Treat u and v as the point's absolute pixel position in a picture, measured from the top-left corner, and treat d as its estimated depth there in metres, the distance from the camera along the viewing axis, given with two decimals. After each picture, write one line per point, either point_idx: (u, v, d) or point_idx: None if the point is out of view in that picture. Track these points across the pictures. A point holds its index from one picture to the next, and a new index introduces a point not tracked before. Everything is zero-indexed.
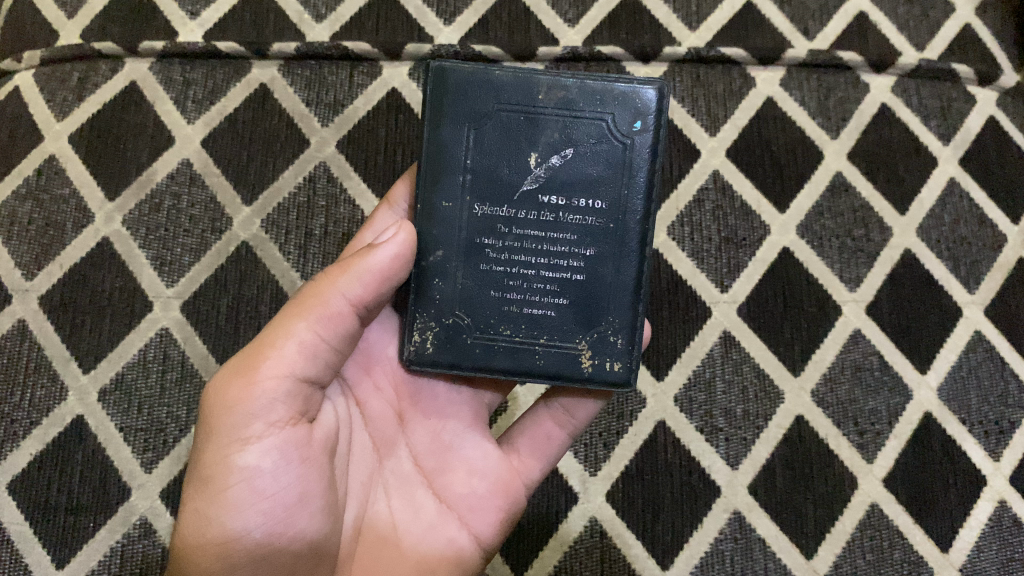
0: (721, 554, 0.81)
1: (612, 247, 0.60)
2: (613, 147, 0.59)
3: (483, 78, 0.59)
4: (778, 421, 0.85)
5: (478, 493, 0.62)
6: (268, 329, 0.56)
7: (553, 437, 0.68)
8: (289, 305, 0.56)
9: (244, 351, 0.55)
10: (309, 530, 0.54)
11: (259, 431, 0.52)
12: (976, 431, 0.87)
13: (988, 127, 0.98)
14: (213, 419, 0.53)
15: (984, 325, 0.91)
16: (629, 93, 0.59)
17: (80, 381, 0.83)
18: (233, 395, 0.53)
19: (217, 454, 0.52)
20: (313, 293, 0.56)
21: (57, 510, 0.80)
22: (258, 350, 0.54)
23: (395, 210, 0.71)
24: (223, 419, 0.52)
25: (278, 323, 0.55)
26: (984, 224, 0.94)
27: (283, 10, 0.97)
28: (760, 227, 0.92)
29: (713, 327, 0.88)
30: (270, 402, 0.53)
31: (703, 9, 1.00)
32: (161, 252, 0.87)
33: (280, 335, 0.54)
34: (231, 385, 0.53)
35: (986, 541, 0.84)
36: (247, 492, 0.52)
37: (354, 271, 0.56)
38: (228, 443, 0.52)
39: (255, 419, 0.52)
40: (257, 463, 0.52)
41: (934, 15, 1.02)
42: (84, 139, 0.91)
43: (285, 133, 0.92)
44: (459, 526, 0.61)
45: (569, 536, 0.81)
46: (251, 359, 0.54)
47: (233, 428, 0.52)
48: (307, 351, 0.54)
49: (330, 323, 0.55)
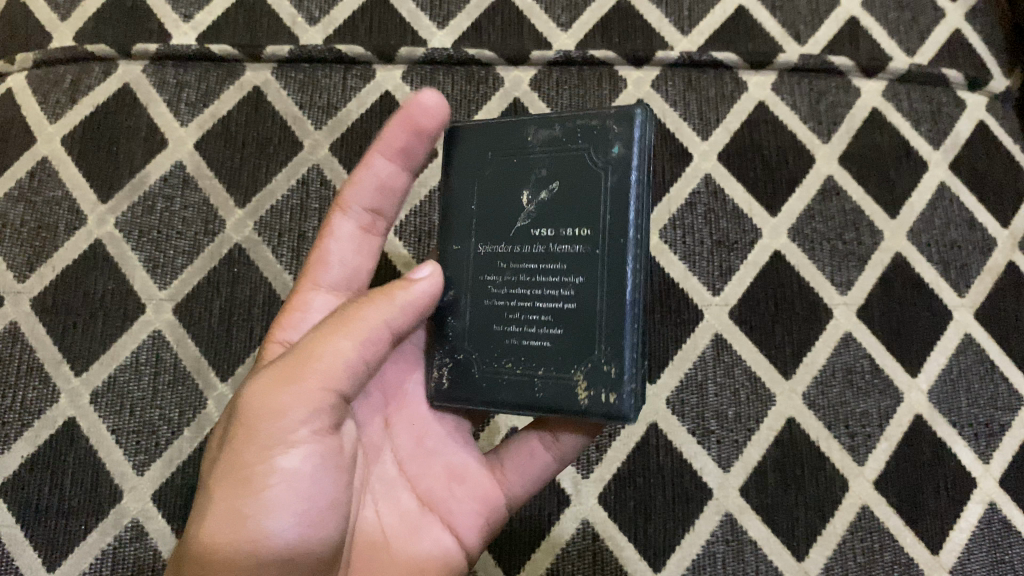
0: (713, 556, 0.81)
1: (602, 273, 0.57)
2: (597, 176, 0.58)
3: (484, 130, 0.63)
4: (769, 424, 0.86)
5: (466, 500, 0.64)
6: (306, 339, 0.55)
7: (537, 456, 0.67)
8: (330, 321, 0.55)
9: (281, 359, 0.54)
10: (328, 534, 0.55)
11: (299, 436, 0.52)
12: (966, 434, 0.88)
13: (977, 132, 0.98)
14: (253, 422, 0.52)
15: (974, 328, 0.91)
16: (611, 123, 0.58)
17: (72, 383, 0.83)
18: (280, 401, 0.52)
19: (257, 456, 0.51)
20: (357, 313, 0.55)
21: (49, 513, 0.80)
22: (300, 359, 0.53)
23: (350, 215, 0.69)
24: (267, 424, 0.51)
25: (321, 335, 0.54)
26: (975, 228, 0.95)
27: (276, 14, 0.97)
28: (752, 231, 0.92)
29: (704, 330, 0.88)
30: (313, 412, 0.52)
31: (695, 14, 1.01)
32: (154, 255, 0.87)
33: (327, 350, 0.53)
34: (274, 392, 0.52)
35: (975, 543, 0.84)
36: (283, 497, 0.51)
37: (397, 300, 0.56)
38: (268, 447, 0.51)
39: (299, 428, 0.52)
40: (293, 469, 0.52)
41: (923, 20, 1.03)
42: (77, 141, 0.91)
43: (279, 135, 0.92)
44: (447, 532, 0.62)
45: (561, 539, 0.81)
46: (298, 368, 0.52)
47: (276, 435, 0.51)
48: (351, 369, 0.54)
49: (374, 346, 0.55)
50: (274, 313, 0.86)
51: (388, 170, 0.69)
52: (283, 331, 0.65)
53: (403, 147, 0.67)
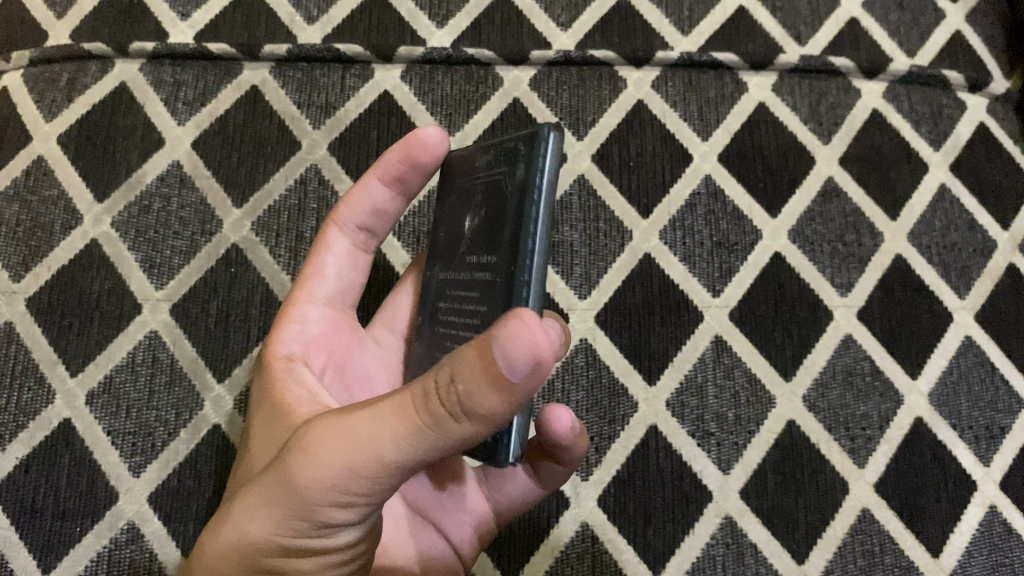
0: (712, 559, 0.81)
1: (500, 300, 0.51)
2: (507, 198, 0.53)
3: (450, 163, 0.65)
4: (768, 426, 0.85)
5: (458, 511, 0.66)
6: (393, 405, 0.44)
7: (517, 481, 0.67)
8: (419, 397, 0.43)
9: (360, 423, 0.44)
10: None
11: (359, 515, 0.46)
12: (966, 436, 0.87)
13: (977, 133, 0.98)
14: (311, 497, 0.45)
15: (974, 330, 0.91)
16: (525, 143, 0.53)
17: (68, 384, 0.82)
18: (345, 481, 0.44)
19: (309, 527, 0.46)
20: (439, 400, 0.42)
21: (43, 515, 0.79)
22: (374, 439, 0.43)
23: (345, 232, 0.68)
24: (326, 500, 0.45)
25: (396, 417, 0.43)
26: (975, 230, 0.95)
27: (275, 13, 0.97)
28: (752, 232, 0.92)
29: (704, 332, 0.88)
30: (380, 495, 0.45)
31: (695, 14, 1.00)
32: (150, 254, 0.87)
33: (410, 440, 0.43)
34: (335, 468, 0.44)
35: (976, 546, 0.84)
36: (332, 564, 0.48)
37: (484, 398, 0.40)
38: (323, 521, 0.46)
39: (361, 507, 0.46)
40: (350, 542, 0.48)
41: (924, 21, 1.03)
42: (74, 140, 0.90)
43: (277, 135, 0.91)
44: (442, 538, 0.65)
45: (560, 541, 0.80)
46: (372, 451, 0.43)
47: (327, 511, 0.45)
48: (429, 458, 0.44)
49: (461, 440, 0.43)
50: (271, 314, 0.85)
51: (384, 195, 0.68)
52: (282, 342, 0.63)
53: (399, 176, 0.66)
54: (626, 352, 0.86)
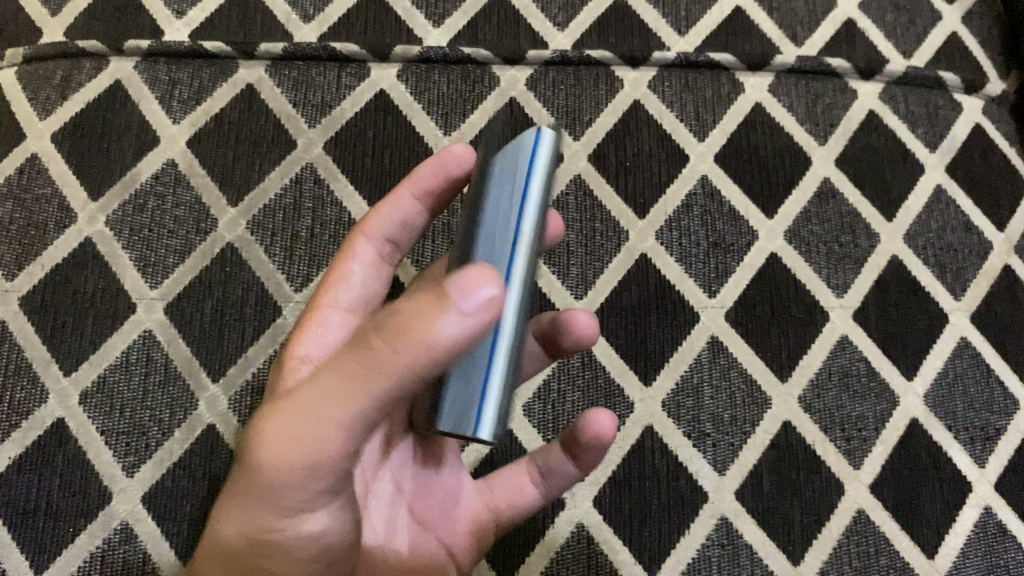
0: (708, 560, 0.81)
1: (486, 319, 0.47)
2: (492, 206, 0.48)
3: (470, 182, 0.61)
4: (765, 427, 0.85)
5: (453, 512, 0.65)
6: (316, 376, 0.42)
7: (526, 486, 0.69)
8: (349, 348, 0.41)
9: (289, 405, 0.43)
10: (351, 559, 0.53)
11: (320, 496, 0.46)
12: (962, 437, 0.87)
13: (974, 135, 0.98)
14: (265, 487, 0.45)
15: (970, 331, 0.91)
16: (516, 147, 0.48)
17: (61, 383, 0.82)
18: (294, 465, 0.43)
19: (273, 516, 0.46)
20: (369, 347, 0.39)
21: (35, 515, 0.78)
22: (306, 416, 0.42)
23: (375, 242, 0.69)
24: (282, 490, 0.44)
25: (334, 372, 0.41)
26: (971, 231, 0.95)
27: (271, 11, 0.97)
28: (748, 233, 0.92)
29: (701, 333, 0.88)
30: (335, 470, 0.44)
31: (692, 15, 1.00)
32: (145, 253, 0.86)
33: (343, 408, 0.41)
34: (277, 454, 0.43)
35: (971, 547, 0.84)
36: (307, 552, 0.48)
37: (417, 336, 0.38)
38: (285, 508, 0.46)
39: (317, 488, 0.45)
40: (317, 524, 0.48)
41: (920, 23, 1.03)
42: (68, 139, 0.90)
43: (272, 134, 0.91)
44: (435, 540, 0.63)
45: (555, 541, 0.80)
46: (308, 430, 0.42)
47: (296, 480, 0.44)
48: (371, 424, 0.43)
49: (395, 397, 0.41)
50: (266, 313, 0.85)
51: (415, 209, 0.69)
52: (303, 345, 0.63)
53: (431, 189, 0.68)
54: (622, 352, 0.86)
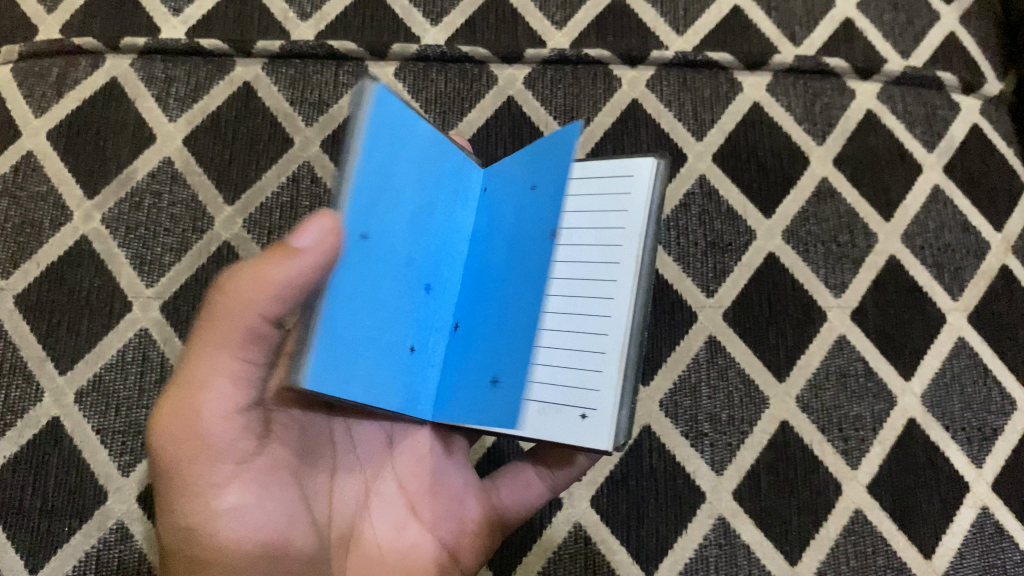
0: (706, 560, 0.80)
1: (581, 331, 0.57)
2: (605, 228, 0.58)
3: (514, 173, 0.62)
4: (762, 427, 0.85)
5: (455, 510, 0.65)
6: (184, 361, 0.52)
7: (530, 484, 0.69)
8: (202, 328, 0.52)
9: (168, 396, 0.52)
10: (302, 547, 0.55)
11: (228, 462, 0.52)
12: (959, 437, 0.87)
13: (971, 135, 0.98)
14: (178, 465, 0.51)
15: (967, 331, 0.91)
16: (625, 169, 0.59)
17: (56, 382, 0.81)
18: (199, 435, 0.51)
19: (194, 498, 0.51)
20: (221, 311, 0.51)
21: (30, 514, 0.78)
22: (186, 391, 0.51)
23: None
24: (189, 465, 0.51)
25: (201, 350, 0.51)
26: (968, 231, 0.95)
27: (268, 9, 0.96)
28: (746, 233, 0.92)
29: (698, 332, 0.88)
30: (228, 433, 0.51)
31: (690, 14, 1.00)
32: (141, 252, 0.86)
33: (223, 365, 0.51)
34: (175, 433, 0.51)
35: (968, 547, 0.84)
36: (234, 528, 0.51)
37: (266, 280, 0.50)
38: (201, 485, 0.51)
39: (219, 455, 0.51)
40: (238, 498, 0.52)
41: (919, 22, 1.03)
42: (63, 136, 0.89)
43: (269, 132, 0.91)
44: (432, 539, 0.63)
45: (553, 542, 0.80)
46: (192, 398, 0.51)
47: (208, 452, 0.51)
48: (243, 375, 0.52)
49: (256, 342, 0.52)
50: None
51: None
52: None
53: None
54: None
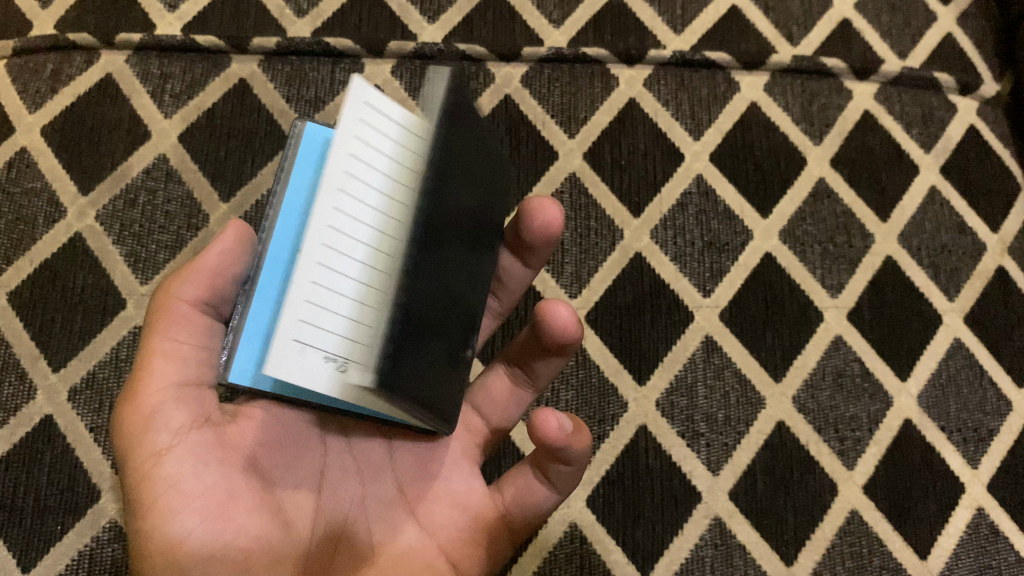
0: (702, 561, 0.80)
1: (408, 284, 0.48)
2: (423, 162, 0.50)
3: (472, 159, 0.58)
4: (759, 427, 0.85)
5: (454, 516, 0.62)
6: (138, 357, 0.55)
7: (534, 489, 0.64)
8: (145, 320, 0.55)
9: (122, 390, 0.54)
10: (252, 529, 0.53)
11: (164, 434, 0.52)
12: (955, 438, 0.87)
13: (968, 136, 0.98)
14: (130, 442, 0.52)
15: (963, 332, 0.91)
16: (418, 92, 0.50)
17: (50, 379, 0.81)
18: (143, 409, 0.52)
19: (138, 474, 0.51)
20: (157, 304, 0.55)
21: (23, 512, 0.77)
22: (134, 375, 0.53)
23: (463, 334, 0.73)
24: (133, 442, 0.52)
25: (145, 339, 0.55)
26: (965, 232, 0.95)
27: (264, 6, 0.96)
28: (743, 232, 0.92)
29: (695, 332, 0.87)
30: (166, 408, 0.52)
31: (687, 13, 1.00)
32: (136, 248, 0.85)
33: (158, 348, 0.54)
34: (124, 415, 0.53)
35: (963, 548, 0.84)
36: (176, 498, 0.51)
37: (189, 270, 0.55)
38: (145, 456, 0.51)
39: (156, 427, 0.52)
40: (174, 469, 0.51)
41: (916, 23, 1.03)
42: (57, 132, 0.89)
43: (265, 129, 0.90)
44: (431, 544, 0.61)
45: (548, 541, 0.79)
46: (136, 379, 0.53)
47: (152, 427, 0.52)
48: (183, 355, 0.54)
49: (187, 322, 0.54)
50: None
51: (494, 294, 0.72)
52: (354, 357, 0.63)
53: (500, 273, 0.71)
54: (616, 351, 0.86)
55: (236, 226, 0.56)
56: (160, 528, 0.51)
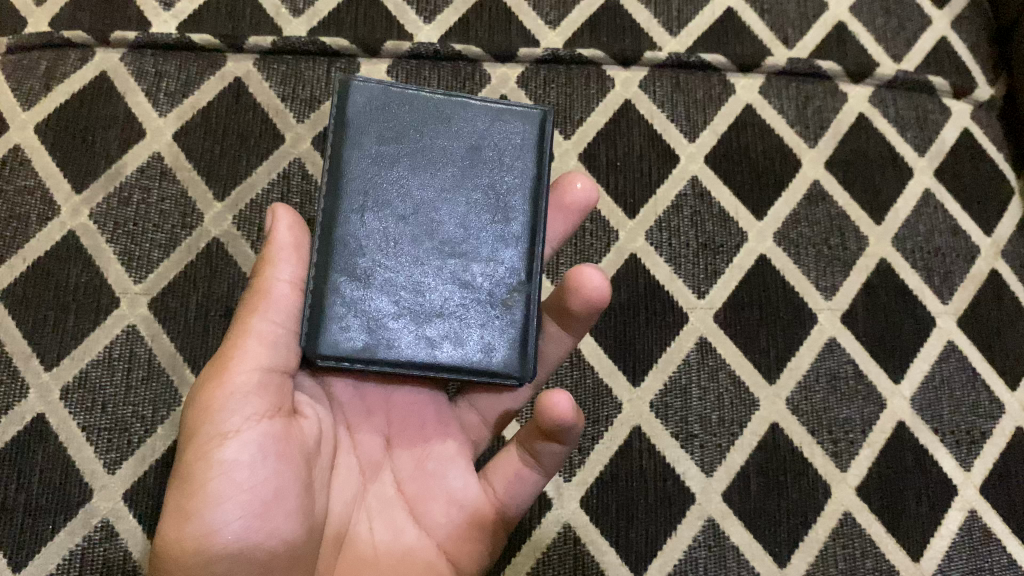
0: (695, 562, 0.80)
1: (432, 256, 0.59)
2: (430, 151, 0.60)
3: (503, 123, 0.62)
4: (752, 429, 0.85)
5: (451, 515, 0.60)
6: (228, 336, 0.57)
7: (524, 475, 0.63)
8: (241, 308, 0.57)
9: (206, 371, 0.56)
10: (286, 528, 0.53)
11: (237, 416, 0.52)
12: (947, 441, 0.88)
13: (962, 139, 0.99)
14: (204, 418, 0.53)
15: (956, 334, 0.91)
16: (386, 90, 0.60)
17: (42, 378, 0.81)
18: (224, 388, 0.53)
19: (196, 456, 0.52)
20: (255, 290, 0.57)
21: (14, 512, 0.77)
22: (224, 357, 0.55)
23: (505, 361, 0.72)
24: (201, 423, 0.53)
25: (238, 325, 0.56)
26: (958, 235, 0.95)
27: (260, 5, 0.96)
28: (737, 234, 0.92)
29: (690, 334, 0.87)
30: (246, 395, 0.53)
31: (683, 15, 1.01)
32: (130, 247, 0.85)
33: (247, 330, 0.55)
34: (203, 394, 0.54)
35: (956, 550, 0.84)
36: (223, 485, 0.51)
37: (274, 255, 0.57)
38: (212, 435, 0.52)
39: (231, 409, 0.52)
40: (234, 455, 0.51)
41: (911, 27, 1.03)
42: (51, 130, 0.88)
43: (260, 128, 0.90)
44: (431, 545, 0.60)
45: (542, 542, 0.79)
46: (223, 357, 0.55)
47: (228, 409, 0.52)
48: (274, 339, 0.56)
49: (283, 306, 0.57)
50: None
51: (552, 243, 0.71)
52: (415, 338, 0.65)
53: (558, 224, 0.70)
54: (610, 352, 0.86)
55: (280, 206, 0.58)
56: (200, 512, 0.50)
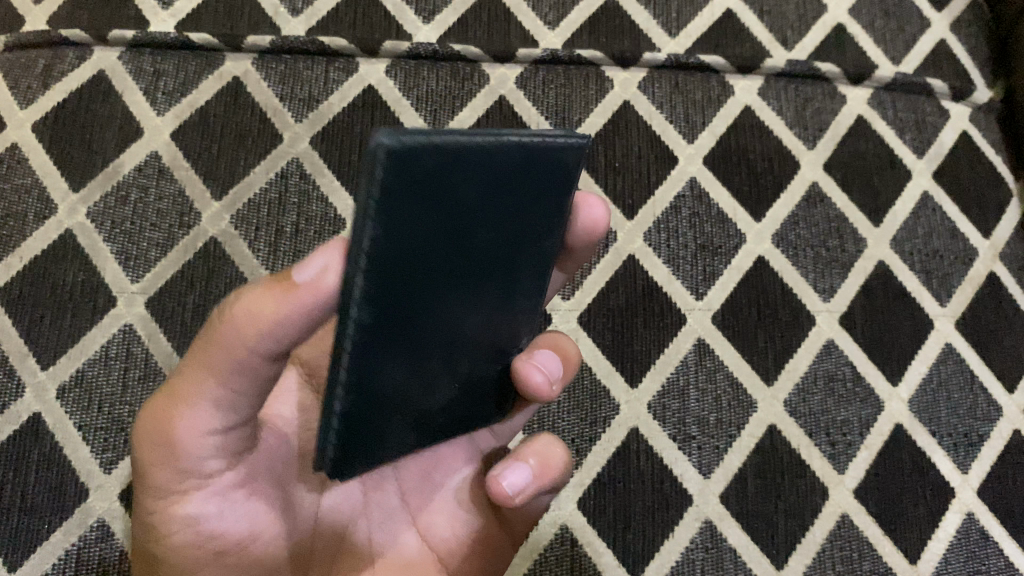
0: (692, 563, 0.80)
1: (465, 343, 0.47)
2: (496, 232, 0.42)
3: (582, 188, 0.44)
4: (750, 430, 0.85)
5: (456, 528, 0.59)
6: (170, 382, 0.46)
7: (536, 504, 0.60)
8: (191, 350, 0.44)
9: (146, 416, 0.48)
10: (264, 555, 0.53)
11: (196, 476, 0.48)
12: (945, 443, 0.88)
13: (960, 141, 0.99)
14: (158, 473, 0.48)
15: (954, 336, 0.91)
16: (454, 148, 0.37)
17: (38, 377, 0.80)
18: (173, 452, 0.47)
19: (158, 508, 0.49)
20: (211, 343, 0.42)
21: (10, 511, 0.76)
22: (168, 414, 0.46)
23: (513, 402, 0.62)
24: (153, 476, 0.49)
25: (187, 374, 0.45)
26: (956, 237, 0.95)
27: (259, 4, 0.96)
28: (736, 236, 0.92)
29: (688, 335, 0.87)
30: (203, 459, 0.47)
31: (683, 17, 1.00)
32: (127, 246, 0.85)
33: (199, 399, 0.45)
34: (147, 454, 0.48)
35: (952, 553, 0.84)
36: (190, 530, 0.50)
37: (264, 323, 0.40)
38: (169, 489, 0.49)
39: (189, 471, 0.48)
40: (197, 508, 0.49)
41: (910, 29, 1.03)
42: (48, 128, 0.88)
43: (257, 127, 0.90)
44: (432, 558, 0.58)
45: (539, 544, 0.79)
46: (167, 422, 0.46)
47: (186, 471, 0.48)
48: (232, 406, 0.45)
49: (248, 376, 0.43)
50: None
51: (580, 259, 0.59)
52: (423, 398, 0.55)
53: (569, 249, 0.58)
54: (608, 353, 0.86)
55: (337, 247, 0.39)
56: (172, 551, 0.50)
